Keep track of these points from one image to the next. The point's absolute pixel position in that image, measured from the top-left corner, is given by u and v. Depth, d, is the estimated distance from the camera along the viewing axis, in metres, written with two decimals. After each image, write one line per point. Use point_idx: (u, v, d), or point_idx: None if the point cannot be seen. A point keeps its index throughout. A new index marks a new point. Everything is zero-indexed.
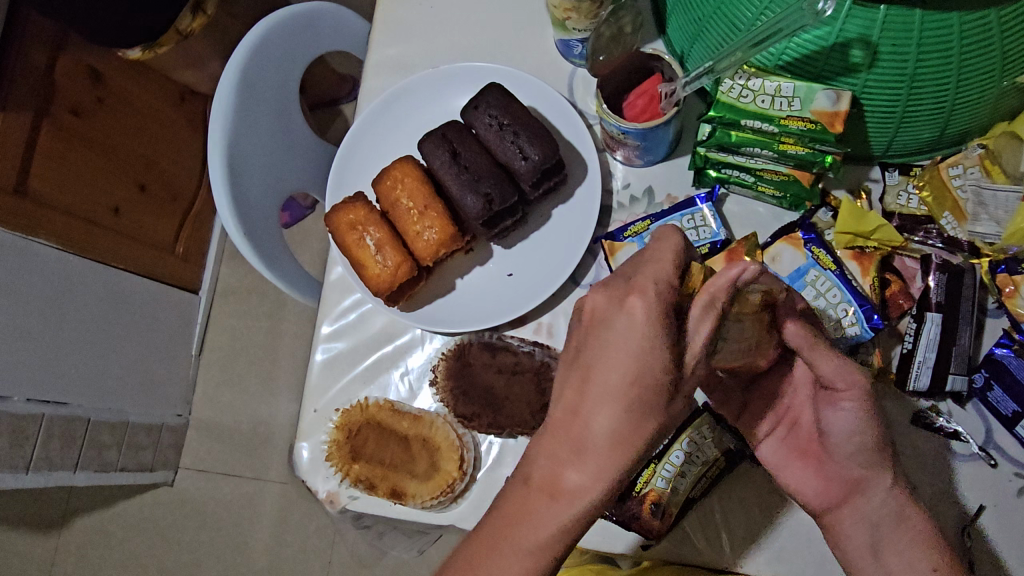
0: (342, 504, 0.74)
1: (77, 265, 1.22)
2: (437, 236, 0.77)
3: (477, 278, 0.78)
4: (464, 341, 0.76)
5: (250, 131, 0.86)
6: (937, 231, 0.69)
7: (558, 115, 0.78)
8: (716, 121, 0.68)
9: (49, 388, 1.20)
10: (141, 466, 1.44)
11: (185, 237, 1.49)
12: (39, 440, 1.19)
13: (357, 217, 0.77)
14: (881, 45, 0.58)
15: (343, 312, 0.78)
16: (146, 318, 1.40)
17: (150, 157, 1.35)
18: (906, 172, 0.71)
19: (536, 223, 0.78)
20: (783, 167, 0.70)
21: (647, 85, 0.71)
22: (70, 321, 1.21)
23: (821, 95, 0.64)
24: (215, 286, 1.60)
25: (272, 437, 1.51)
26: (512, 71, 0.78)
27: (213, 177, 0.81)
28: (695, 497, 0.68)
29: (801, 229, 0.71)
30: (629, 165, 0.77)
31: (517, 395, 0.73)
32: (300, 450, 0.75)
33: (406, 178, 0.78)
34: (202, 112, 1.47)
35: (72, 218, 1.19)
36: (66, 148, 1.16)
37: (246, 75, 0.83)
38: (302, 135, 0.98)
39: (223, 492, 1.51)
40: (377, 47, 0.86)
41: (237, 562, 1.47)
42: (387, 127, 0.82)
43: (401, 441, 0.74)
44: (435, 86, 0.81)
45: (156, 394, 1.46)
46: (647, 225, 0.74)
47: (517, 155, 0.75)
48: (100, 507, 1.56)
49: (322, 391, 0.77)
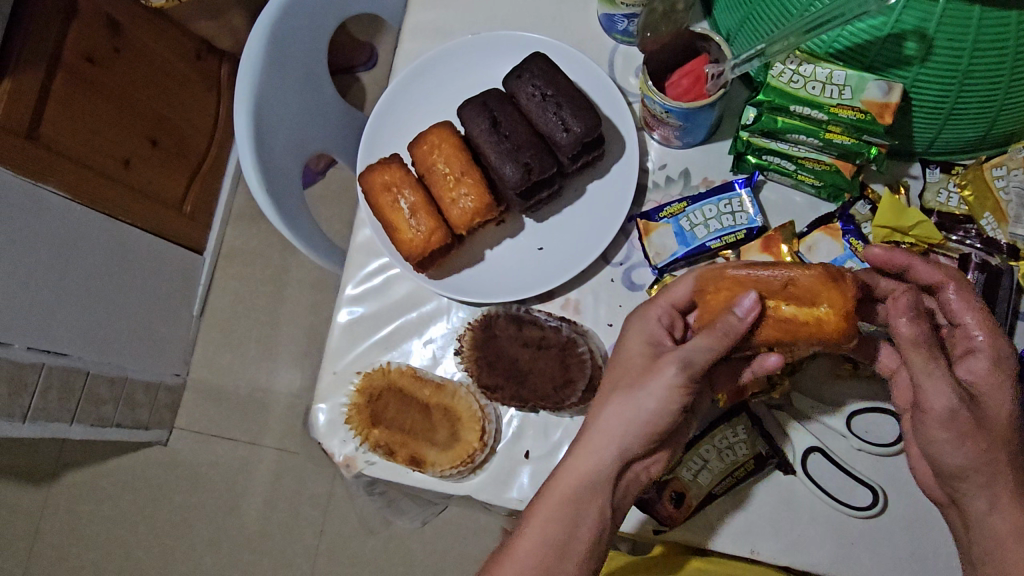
0: (359, 468, 0.73)
1: (84, 215, 1.21)
2: (473, 204, 0.75)
3: (507, 250, 0.78)
4: (492, 312, 0.75)
5: (278, 87, 0.84)
6: (976, 231, 0.69)
7: (599, 91, 0.77)
8: (764, 105, 0.67)
9: (49, 338, 1.18)
10: (137, 424, 1.43)
11: (193, 196, 1.47)
12: (38, 389, 1.18)
13: (392, 178, 0.75)
14: (938, 38, 0.58)
15: (367, 276, 0.78)
16: (150, 276, 1.39)
17: (164, 113, 1.32)
18: (948, 169, 0.71)
19: (571, 197, 0.77)
20: (826, 156, 0.69)
21: (692, 64, 0.70)
22: (74, 271, 1.20)
23: (873, 85, 0.63)
24: (220, 248, 1.58)
25: (270, 403, 1.49)
26: (558, 43, 0.77)
27: (238, 132, 0.80)
28: (717, 492, 0.67)
29: (840, 219, 0.71)
30: (667, 145, 0.76)
31: (542, 369, 0.71)
32: (318, 412, 0.75)
33: (442, 144, 0.76)
34: (218, 69, 1.45)
35: (84, 168, 1.18)
36: (81, 97, 1.14)
37: (279, 30, 0.82)
38: (331, 97, 0.97)
39: (217, 455, 1.50)
40: (416, 9, 0.84)
41: (227, 525, 1.47)
42: (420, 91, 0.81)
43: (422, 409, 0.73)
44: (476, 53, 0.80)
45: (156, 352, 1.45)
46: (684, 207, 0.73)
47: (559, 126, 0.73)
48: (90, 462, 1.55)
49: (341, 353, 0.76)
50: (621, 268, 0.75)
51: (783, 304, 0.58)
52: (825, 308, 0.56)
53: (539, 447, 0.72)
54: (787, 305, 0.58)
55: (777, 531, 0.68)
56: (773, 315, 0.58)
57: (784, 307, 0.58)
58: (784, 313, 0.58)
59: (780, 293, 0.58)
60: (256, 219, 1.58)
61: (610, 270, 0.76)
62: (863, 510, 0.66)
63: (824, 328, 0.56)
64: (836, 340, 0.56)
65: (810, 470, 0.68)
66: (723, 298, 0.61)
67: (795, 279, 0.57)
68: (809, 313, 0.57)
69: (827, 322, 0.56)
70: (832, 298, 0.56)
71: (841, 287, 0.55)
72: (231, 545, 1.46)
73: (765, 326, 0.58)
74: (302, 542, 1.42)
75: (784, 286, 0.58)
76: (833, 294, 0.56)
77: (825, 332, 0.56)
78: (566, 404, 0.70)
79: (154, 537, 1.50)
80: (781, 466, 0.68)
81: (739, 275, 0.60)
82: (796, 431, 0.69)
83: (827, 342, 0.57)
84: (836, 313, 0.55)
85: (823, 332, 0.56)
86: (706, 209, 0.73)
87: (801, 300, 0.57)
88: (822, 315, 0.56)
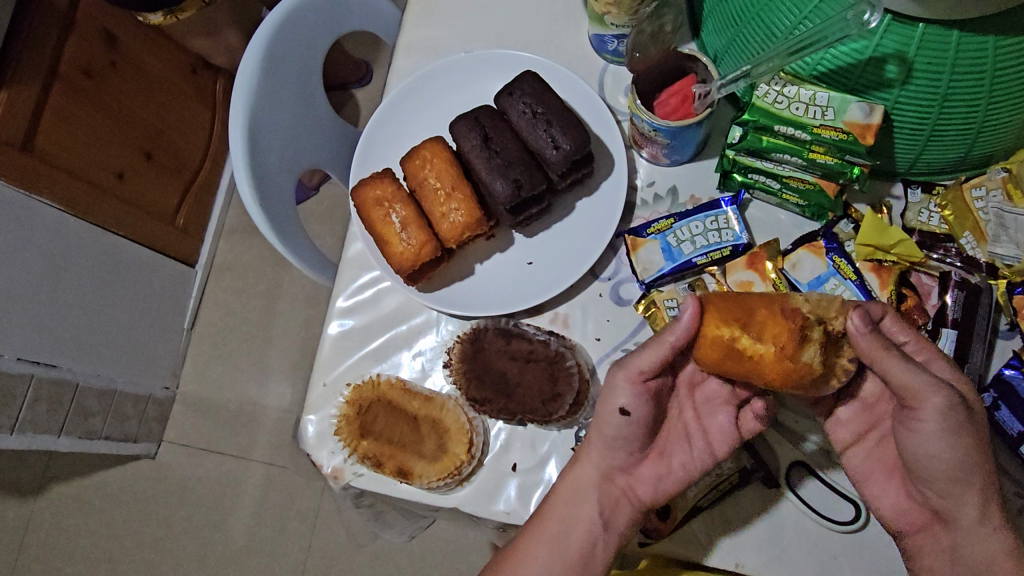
0: (346, 479, 0.73)
1: (76, 226, 1.21)
2: (462, 218, 0.75)
3: (497, 264, 0.78)
4: (481, 326, 0.75)
5: (273, 102, 0.85)
6: (957, 250, 0.70)
7: (590, 110, 0.78)
8: (749, 124, 0.69)
9: (40, 349, 1.18)
10: (125, 436, 1.43)
11: (186, 210, 1.47)
12: (26, 401, 1.18)
13: (384, 193, 0.76)
14: (917, 62, 0.60)
15: (359, 288, 0.78)
16: (142, 288, 1.39)
17: (159, 127, 1.33)
18: (928, 190, 0.72)
19: (561, 213, 0.78)
20: (810, 176, 0.70)
21: (680, 85, 0.72)
22: (66, 281, 1.20)
23: (855, 107, 0.64)
24: (212, 261, 1.59)
25: (259, 418, 1.49)
26: (548, 63, 0.79)
27: (233, 147, 0.80)
28: (703, 506, 0.68)
29: (823, 238, 0.72)
30: (655, 163, 0.78)
31: (529, 383, 0.72)
32: (307, 423, 0.75)
33: (434, 159, 0.77)
34: (213, 84, 1.46)
35: (78, 180, 1.18)
36: (76, 109, 1.15)
37: (274, 44, 0.83)
38: (326, 112, 0.98)
39: (206, 468, 1.50)
40: (410, 27, 0.86)
41: (214, 540, 1.46)
42: (412, 106, 0.82)
43: (411, 421, 0.74)
44: (469, 70, 0.81)
45: (146, 364, 1.45)
46: (670, 223, 0.75)
47: (549, 144, 0.74)
48: (76, 476, 1.54)
49: (332, 365, 0.77)
50: (609, 282, 0.76)
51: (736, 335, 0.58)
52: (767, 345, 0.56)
53: (526, 460, 0.72)
54: (742, 338, 0.58)
55: (762, 545, 0.68)
56: (727, 345, 0.58)
57: (742, 340, 0.58)
58: (738, 346, 0.58)
59: (742, 325, 0.58)
60: (248, 233, 1.59)
61: (599, 284, 0.77)
62: (849, 524, 0.67)
63: (768, 369, 0.57)
64: (776, 379, 0.57)
65: (794, 484, 0.68)
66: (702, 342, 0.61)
67: (758, 313, 0.58)
68: (758, 349, 0.57)
69: (770, 362, 0.56)
70: (779, 337, 0.56)
71: (790, 326, 0.56)
72: (218, 560, 1.45)
73: (720, 355, 0.59)
74: (289, 557, 1.42)
75: (745, 321, 0.58)
76: (783, 332, 0.56)
77: (767, 369, 0.57)
78: (552, 418, 0.71)
79: (140, 551, 1.49)
80: (765, 480, 0.68)
81: (715, 304, 0.60)
82: (781, 446, 0.69)
83: (769, 380, 0.57)
84: (779, 353, 0.56)
85: (765, 371, 0.57)
86: (692, 226, 0.74)
87: (754, 332, 0.57)
88: (766, 353, 0.56)
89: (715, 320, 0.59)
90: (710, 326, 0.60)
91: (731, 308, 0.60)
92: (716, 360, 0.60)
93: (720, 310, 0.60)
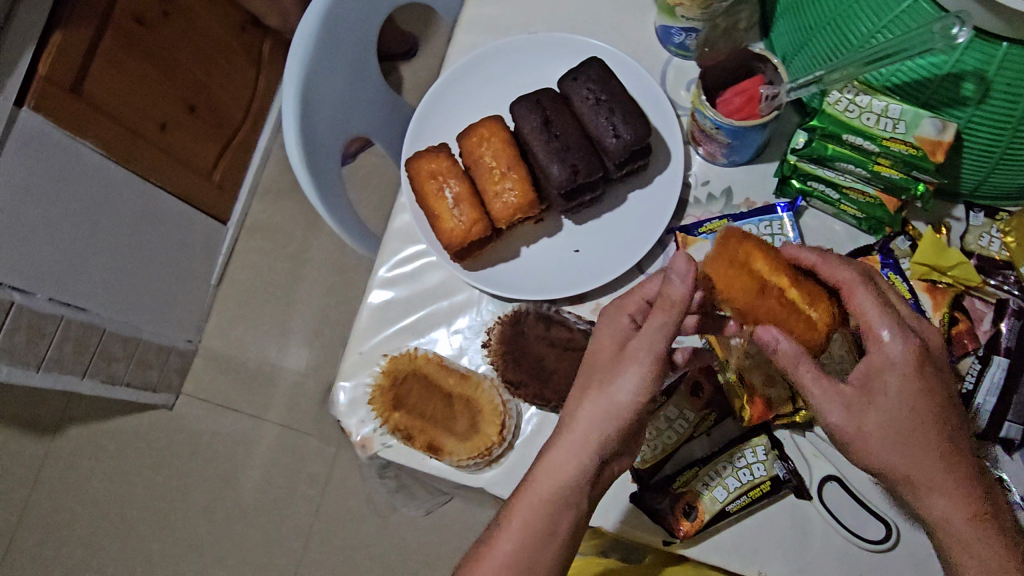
0: (375, 449, 0.74)
1: (117, 174, 1.21)
2: (516, 199, 0.75)
3: (544, 248, 0.78)
4: (521, 309, 0.76)
5: (329, 66, 0.85)
6: (1015, 277, 0.69)
7: (651, 103, 0.77)
8: (817, 130, 0.67)
9: (73, 292, 1.20)
10: (145, 385, 1.44)
11: (223, 167, 1.47)
12: (55, 340, 1.20)
13: (439, 167, 0.76)
14: (996, 82, 0.58)
15: (402, 260, 0.78)
16: (174, 240, 1.40)
17: (205, 82, 1.33)
18: (992, 215, 0.71)
19: (612, 203, 0.78)
20: (871, 189, 0.69)
21: (747, 83, 0.70)
22: (102, 227, 1.21)
23: (927, 122, 0.63)
24: (244, 220, 1.59)
25: (278, 379, 1.50)
26: (614, 52, 0.78)
27: (285, 107, 0.80)
28: (731, 512, 0.66)
29: (879, 252, 0.71)
30: (711, 161, 0.77)
31: (567, 370, 0.73)
32: (340, 390, 0.75)
33: (492, 137, 0.76)
34: (261, 43, 1.45)
35: (122, 127, 1.18)
36: (126, 57, 1.15)
37: (337, 7, 0.82)
38: (378, 80, 0.97)
39: (221, 424, 1.51)
40: (474, 2, 0.85)
41: (224, 495, 1.48)
42: (472, 83, 0.81)
43: (444, 397, 0.74)
44: (534, 52, 0.81)
45: (171, 315, 1.46)
46: (724, 224, 0.74)
47: (608, 132, 0.73)
48: (93, 419, 1.56)
49: (369, 335, 0.77)
50: None
51: (786, 285, 0.60)
52: (818, 313, 0.59)
53: None
54: (792, 290, 0.60)
55: (786, 553, 0.67)
56: (775, 290, 0.60)
57: (788, 290, 0.60)
58: (784, 293, 0.60)
59: (795, 281, 0.60)
60: (282, 195, 1.59)
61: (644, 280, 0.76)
62: (872, 543, 0.66)
63: (804, 325, 0.59)
64: (801, 339, 0.59)
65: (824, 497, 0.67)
66: (732, 255, 0.62)
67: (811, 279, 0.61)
68: (803, 306, 0.59)
69: (812, 324, 0.59)
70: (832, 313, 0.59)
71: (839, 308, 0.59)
72: (225, 515, 1.47)
73: (763, 297, 0.60)
74: (295, 519, 1.43)
75: (802, 280, 0.60)
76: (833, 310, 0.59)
77: (800, 324, 0.59)
78: None
79: (149, 499, 1.51)
80: (796, 491, 0.67)
81: (766, 247, 0.62)
82: (815, 457, 0.68)
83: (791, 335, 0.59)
84: (821, 326, 0.59)
85: (799, 326, 0.59)
86: (746, 228, 0.73)
87: (807, 293, 0.60)
88: (812, 315, 0.59)
89: (771, 263, 0.61)
90: (766, 267, 0.61)
91: (785, 261, 0.61)
92: (741, 290, 0.61)
93: (771, 253, 0.61)
